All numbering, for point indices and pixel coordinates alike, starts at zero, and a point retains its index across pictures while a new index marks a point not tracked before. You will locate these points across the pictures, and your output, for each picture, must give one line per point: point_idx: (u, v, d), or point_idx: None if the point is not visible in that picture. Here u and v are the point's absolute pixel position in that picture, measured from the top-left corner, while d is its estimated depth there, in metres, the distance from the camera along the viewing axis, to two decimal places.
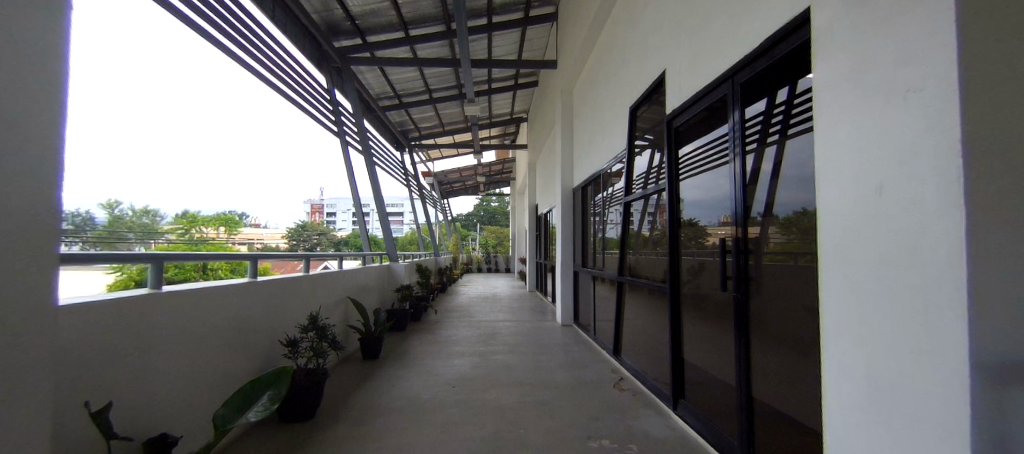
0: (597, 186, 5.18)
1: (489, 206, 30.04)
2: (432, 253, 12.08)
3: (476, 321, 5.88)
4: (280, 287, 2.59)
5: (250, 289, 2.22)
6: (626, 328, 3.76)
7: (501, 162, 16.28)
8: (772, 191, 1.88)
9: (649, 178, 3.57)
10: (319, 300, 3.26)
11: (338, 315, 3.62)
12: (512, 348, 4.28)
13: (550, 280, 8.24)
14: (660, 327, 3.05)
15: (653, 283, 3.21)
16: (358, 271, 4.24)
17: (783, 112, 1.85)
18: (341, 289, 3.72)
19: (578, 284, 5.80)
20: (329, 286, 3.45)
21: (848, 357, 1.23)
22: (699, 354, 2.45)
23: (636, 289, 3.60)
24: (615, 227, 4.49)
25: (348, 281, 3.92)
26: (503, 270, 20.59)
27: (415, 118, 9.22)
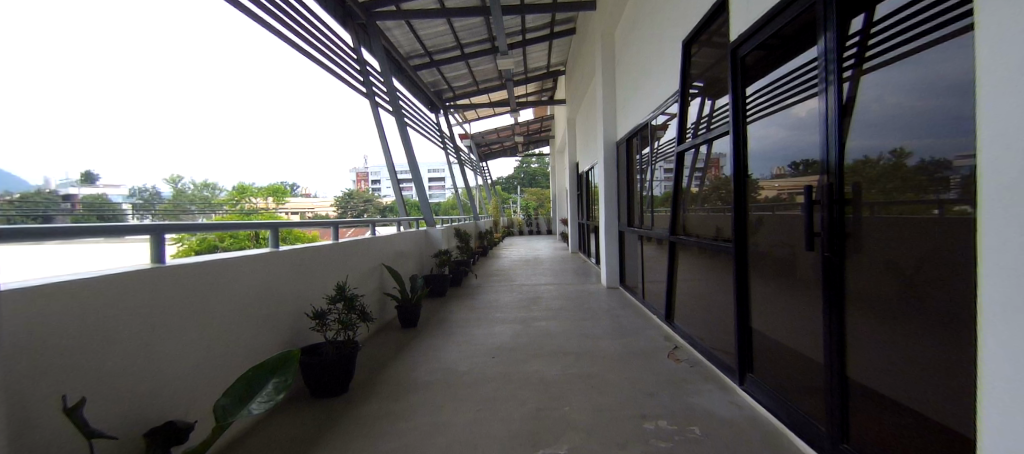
0: (642, 138, 4.68)
1: (528, 168, 29.47)
2: (472, 217, 12.03)
3: (517, 285, 5.74)
4: (296, 257, 2.50)
5: (253, 261, 2.12)
6: (678, 293, 3.42)
7: (539, 120, 15.62)
8: (841, 141, 1.54)
9: (704, 127, 3.07)
10: (351, 269, 3.19)
11: (372, 284, 3.55)
12: (554, 313, 4.08)
13: (593, 241, 7.88)
14: (720, 293, 2.69)
15: (708, 243, 2.80)
16: (392, 238, 4.14)
17: (856, 45, 1.48)
18: (373, 258, 3.62)
19: (623, 246, 5.43)
20: (359, 256, 3.35)
21: (1009, 337, 0.91)
22: (773, 326, 2.07)
23: (688, 252, 3.21)
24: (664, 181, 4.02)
25: (381, 249, 3.82)
26: (545, 231, 20.37)
27: (447, 77, 8.86)
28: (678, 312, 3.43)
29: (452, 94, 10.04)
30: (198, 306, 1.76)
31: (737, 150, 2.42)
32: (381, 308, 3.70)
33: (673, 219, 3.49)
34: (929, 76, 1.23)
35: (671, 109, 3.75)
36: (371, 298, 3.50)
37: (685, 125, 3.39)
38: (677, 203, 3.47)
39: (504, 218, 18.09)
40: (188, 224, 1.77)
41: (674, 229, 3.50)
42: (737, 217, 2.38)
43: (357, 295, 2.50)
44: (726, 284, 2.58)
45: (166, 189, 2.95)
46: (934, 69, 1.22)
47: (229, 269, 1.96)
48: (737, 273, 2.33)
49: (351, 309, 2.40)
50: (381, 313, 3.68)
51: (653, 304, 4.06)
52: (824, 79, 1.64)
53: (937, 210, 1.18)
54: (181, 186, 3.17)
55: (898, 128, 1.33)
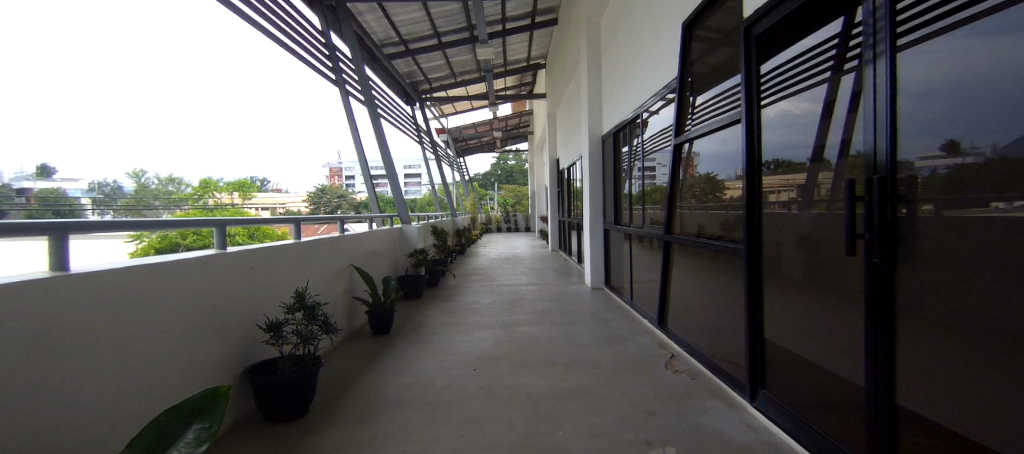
0: (630, 131, 4.47)
1: (505, 165, 29.18)
2: (449, 214, 11.64)
3: (498, 285, 5.45)
4: (252, 261, 2.11)
5: (205, 266, 1.77)
6: (672, 296, 3.23)
7: (518, 116, 15.33)
8: (891, 128, 1.31)
9: (705, 119, 2.83)
10: (315, 273, 2.80)
11: (339, 289, 3.15)
12: (541, 317, 3.82)
13: (575, 239, 7.67)
14: (726, 296, 2.49)
15: (710, 243, 2.60)
16: (362, 237, 3.74)
17: (835, 47, 1.61)
18: (340, 260, 3.22)
19: (609, 244, 5.22)
20: (323, 258, 2.94)
21: None
22: (800, 340, 1.85)
23: (684, 252, 3.00)
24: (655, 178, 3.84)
25: (349, 249, 3.42)
26: (523, 228, 20.17)
27: (424, 68, 8.44)
28: (673, 315, 3.23)
29: (428, 86, 9.61)
30: (121, 323, 1.38)
31: (748, 148, 2.21)
32: (348, 315, 3.30)
33: (669, 216, 3.28)
34: (953, 59, 1.16)
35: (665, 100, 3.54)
36: (337, 304, 3.11)
37: (683, 118, 3.16)
38: (674, 200, 3.25)
39: (481, 215, 17.74)
40: (103, 224, 1.42)
41: (670, 227, 3.29)
42: (750, 215, 2.18)
43: (320, 304, 2.13)
44: (733, 290, 2.39)
45: (128, 184, 2.61)
46: (956, 54, 1.16)
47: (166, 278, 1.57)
48: (749, 278, 2.16)
49: (313, 320, 2.04)
50: (347, 320, 3.28)
51: (644, 306, 3.87)
52: (870, 51, 1.40)
53: (949, 205, 1.16)
54: (147, 181, 2.84)
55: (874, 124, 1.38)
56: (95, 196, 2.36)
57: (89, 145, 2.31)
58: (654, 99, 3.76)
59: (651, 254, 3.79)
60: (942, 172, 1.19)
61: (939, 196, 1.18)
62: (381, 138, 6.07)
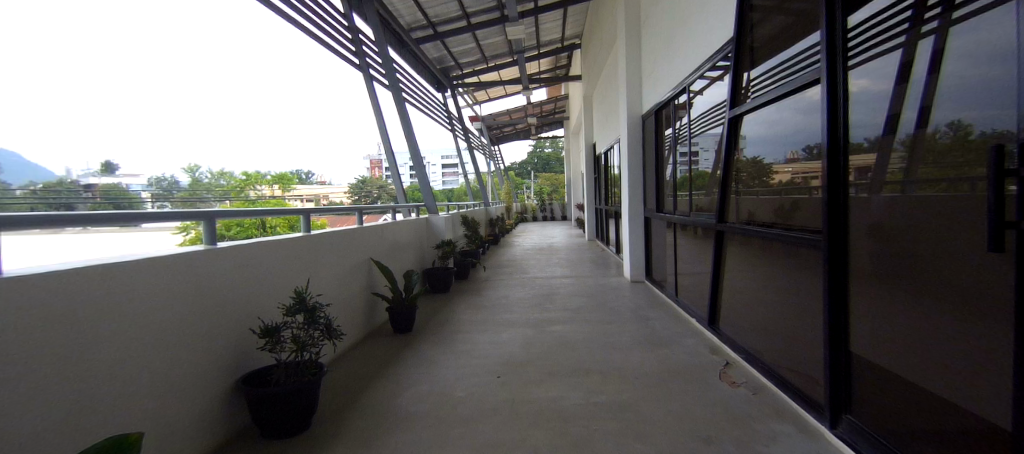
0: (676, 106, 3.93)
1: (541, 154, 28.64)
2: (482, 203, 11.44)
3: (529, 278, 5.13)
4: (237, 257, 1.87)
5: (168, 266, 1.49)
6: (726, 295, 2.77)
7: (553, 102, 14.79)
8: None
9: (769, 84, 2.30)
10: (323, 270, 2.59)
11: (353, 284, 2.94)
12: (574, 315, 3.47)
13: (613, 229, 7.18)
14: (798, 300, 2.02)
15: (768, 232, 2.16)
16: (382, 228, 3.53)
17: (910, 6, 1.30)
18: (353, 254, 3.00)
19: (650, 234, 4.74)
20: (333, 254, 2.72)
21: None
22: (915, 371, 1.36)
23: (741, 244, 2.54)
24: (707, 158, 3.32)
25: (365, 242, 3.20)
26: (559, 217, 19.76)
27: (454, 52, 8.16)
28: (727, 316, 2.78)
29: (459, 72, 9.35)
30: (101, 331, 1.22)
31: (830, 124, 1.64)
32: (364, 312, 3.10)
33: (722, 202, 2.79)
34: None
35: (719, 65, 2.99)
36: (351, 302, 2.89)
37: (739, 86, 2.63)
38: (727, 183, 2.77)
39: (516, 205, 17.46)
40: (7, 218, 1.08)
41: (723, 216, 2.81)
42: (831, 197, 1.62)
43: (322, 307, 1.99)
44: (807, 291, 1.92)
45: (185, 179, 2.93)
46: None
47: (116, 283, 1.29)
48: (828, 282, 1.61)
49: (312, 324, 1.89)
50: (362, 319, 3.05)
51: (691, 304, 3.43)
52: None
53: None
54: (199, 176, 3.16)
55: (960, 99, 1.13)
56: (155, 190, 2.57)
57: (122, 138, 2.24)
58: (704, 66, 3.21)
59: (700, 245, 3.32)
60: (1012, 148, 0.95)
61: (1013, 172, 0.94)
62: (405, 123, 5.77)
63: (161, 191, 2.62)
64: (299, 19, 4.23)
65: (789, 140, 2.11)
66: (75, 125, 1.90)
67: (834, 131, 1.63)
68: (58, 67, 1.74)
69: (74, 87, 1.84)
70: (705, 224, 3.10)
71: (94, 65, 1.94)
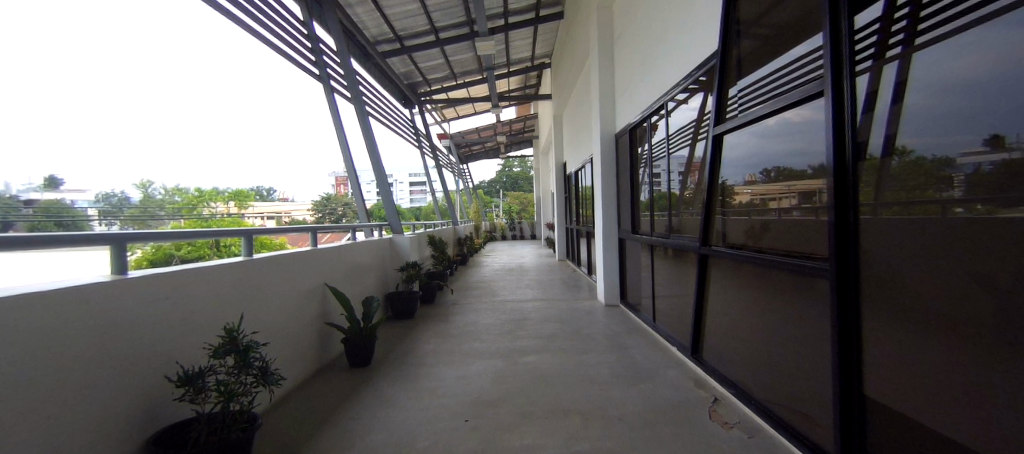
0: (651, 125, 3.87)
1: (510, 173, 28.73)
2: (451, 222, 11.15)
3: (500, 302, 4.89)
4: (154, 291, 1.50)
5: (49, 309, 1.13)
6: (711, 322, 2.66)
7: (522, 121, 14.88)
8: None
9: (756, 101, 2.23)
10: (274, 299, 2.24)
11: (304, 314, 2.58)
12: (550, 343, 3.27)
13: (585, 248, 7.10)
14: (795, 327, 1.91)
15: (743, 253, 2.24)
16: (340, 249, 3.20)
17: (875, 32, 1.38)
18: (305, 280, 2.65)
19: (624, 255, 4.65)
20: (283, 281, 2.36)
21: None
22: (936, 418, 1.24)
23: (729, 267, 2.44)
24: (684, 178, 3.25)
25: (320, 266, 2.86)
26: (528, 236, 19.71)
27: (422, 68, 8.02)
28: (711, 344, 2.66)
29: (428, 88, 9.18)
30: None
31: (836, 143, 1.53)
32: (317, 346, 2.73)
33: (707, 223, 2.71)
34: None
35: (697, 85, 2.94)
36: (301, 335, 2.52)
37: (724, 104, 2.58)
38: (712, 204, 2.69)
39: (485, 223, 17.24)
40: None
41: (707, 238, 2.72)
42: (840, 220, 1.52)
43: (259, 346, 1.61)
44: (809, 323, 1.81)
45: (136, 194, 2.76)
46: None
47: None
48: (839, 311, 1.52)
49: (244, 368, 1.52)
50: (314, 355, 2.68)
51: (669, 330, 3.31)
52: None
53: None
54: (153, 191, 2.96)
55: (921, 123, 1.25)
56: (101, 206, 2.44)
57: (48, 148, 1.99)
58: (682, 85, 3.15)
59: (678, 268, 3.23)
60: (980, 171, 1.08)
61: (990, 194, 1.05)
62: (369, 137, 5.46)
63: (109, 208, 2.51)
64: (254, 25, 3.93)
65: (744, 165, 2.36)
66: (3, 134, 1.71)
67: (845, 151, 1.51)
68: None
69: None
70: (686, 245, 3.00)
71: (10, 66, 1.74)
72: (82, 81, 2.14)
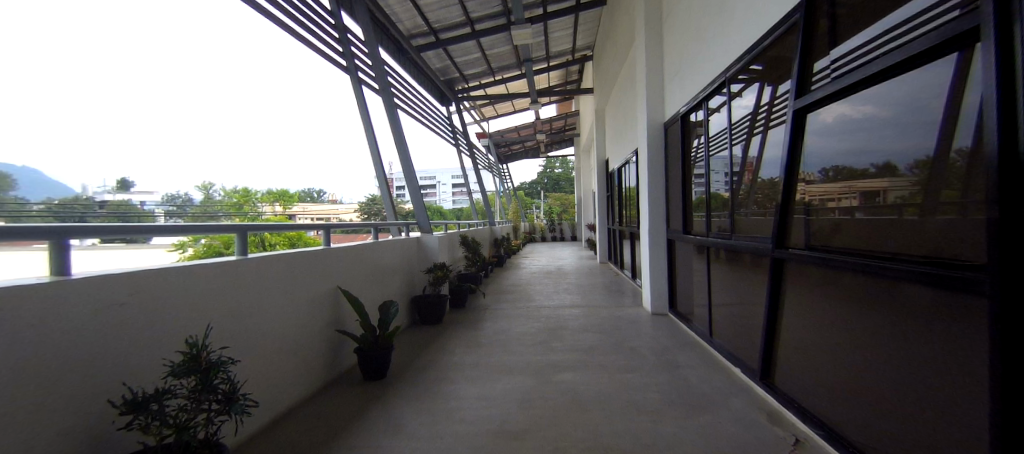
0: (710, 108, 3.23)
1: (551, 173, 28.21)
2: (487, 221, 10.91)
3: (533, 307, 4.50)
4: (74, 295, 1.20)
5: None
6: (786, 344, 2.08)
7: (564, 118, 14.41)
8: None
9: (849, 64, 1.64)
10: (257, 307, 1.96)
11: (300, 324, 2.30)
12: (586, 358, 2.82)
13: (628, 251, 6.53)
14: (925, 378, 1.31)
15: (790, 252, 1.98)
16: (351, 252, 2.92)
17: None
18: (305, 287, 2.38)
19: (674, 258, 4.09)
20: (273, 288, 2.09)
21: None
22: None
23: (814, 281, 1.84)
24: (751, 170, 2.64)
25: (325, 270, 2.60)
26: (569, 238, 19.17)
27: (458, 63, 7.83)
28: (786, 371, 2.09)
29: (464, 85, 9.02)
30: None
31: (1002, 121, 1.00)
32: (320, 357, 2.47)
33: (782, 225, 2.11)
34: None
35: (772, 51, 2.33)
36: (298, 346, 2.25)
37: (808, 73, 1.95)
38: (790, 201, 2.08)
39: (524, 224, 16.94)
40: None
41: (782, 240, 2.14)
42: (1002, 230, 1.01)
43: (226, 365, 1.45)
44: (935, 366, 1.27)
45: (196, 196, 2.99)
46: None
47: None
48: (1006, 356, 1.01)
49: (208, 391, 1.34)
50: (316, 370, 2.41)
51: (732, 348, 2.74)
52: None
53: None
54: (213, 193, 3.27)
55: None
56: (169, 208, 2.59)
57: (83, 152, 2.01)
58: (751, 54, 2.51)
59: (741, 275, 2.66)
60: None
61: None
62: (398, 132, 5.21)
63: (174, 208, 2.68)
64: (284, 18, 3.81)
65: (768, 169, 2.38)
66: (53, 141, 1.78)
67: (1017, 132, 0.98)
68: (45, 86, 1.69)
69: (52, 103, 1.74)
70: (754, 249, 2.41)
71: (57, 78, 1.78)
72: (106, 78, 2.06)
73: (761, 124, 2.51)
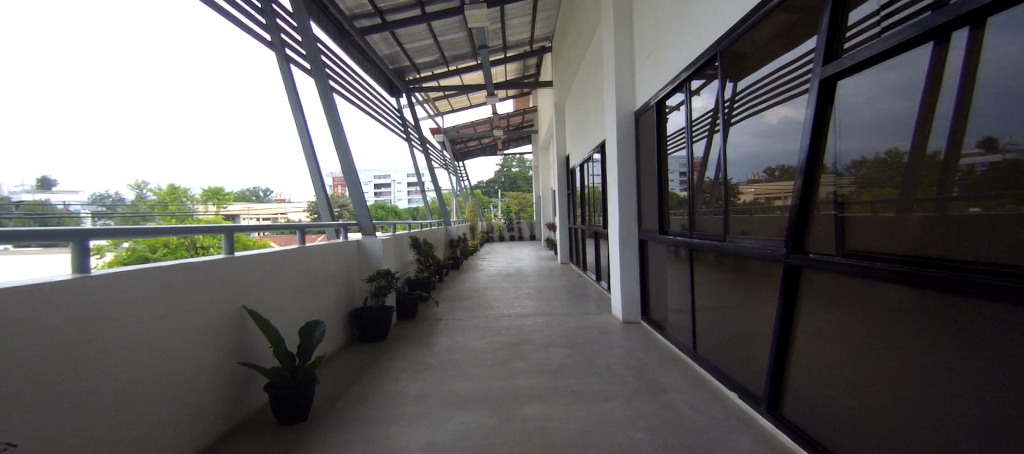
0: (692, 91, 2.88)
1: (508, 172, 27.90)
2: (443, 222, 10.31)
3: (493, 317, 4.06)
4: None
5: None
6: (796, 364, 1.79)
7: (521, 114, 14.09)
8: None
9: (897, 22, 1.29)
10: (77, 353, 1.30)
11: (167, 367, 1.63)
12: (557, 382, 2.42)
13: (592, 250, 6.25)
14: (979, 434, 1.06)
15: (762, 246, 2.02)
16: (252, 261, 2.22)
17: None
18: (178, 318, 1.70)
19: (646, 261, 3.80)
20: (114, 325, 1.43)
21: None
22: None
23: (847, 299, 1.49)
24: (739, 159, 2.32)
25: (210, 291, 1.89)
26: (527, 237, 18.95)
27: (409, 50, 7.21)
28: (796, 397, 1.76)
29: (415, 75, 8.40)
30: None
31: None
32: (211, 403, 1.85)
33: (799, 223, 1.73)
34: None
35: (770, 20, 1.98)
36: (161, 401, 1.59)
37: (842, 27, 1.54)
38: (811, 197, 1.70)
39: (481, 224, 16.46)
40: None
41: (799, 244, 1.75)
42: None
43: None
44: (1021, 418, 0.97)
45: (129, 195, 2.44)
46: None
47: None
48: None
49: None
50: (199, 425, 1.77)
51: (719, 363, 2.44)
52: None
53: None
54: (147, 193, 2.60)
55: None
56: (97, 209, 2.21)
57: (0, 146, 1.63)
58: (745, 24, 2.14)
59: (731, 280, 2.33)
60: (994, 171, 1.03)
61: None
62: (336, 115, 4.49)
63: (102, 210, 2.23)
64: None
65: (762, 158, 2.09)
66: None
67: None
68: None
69: None
70: (758, 253, 2.02)
71: None
72: None
73: (755, 105, 2.17)
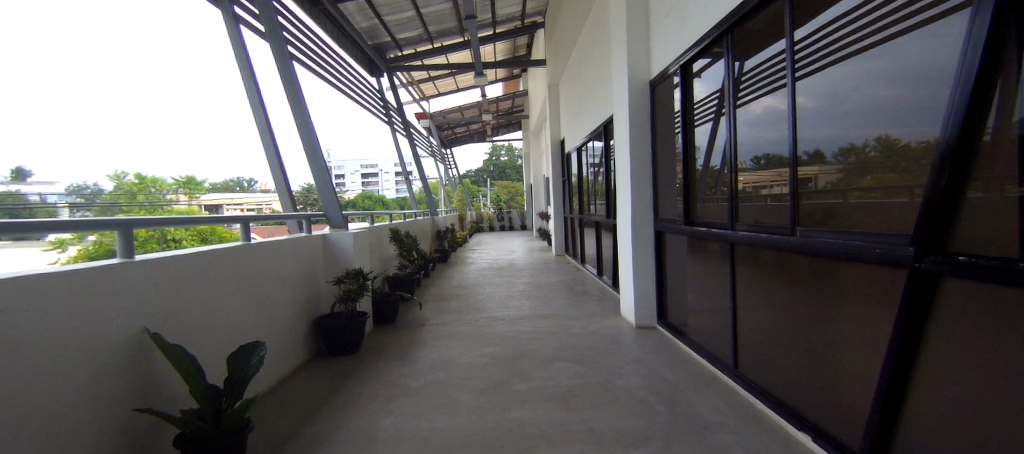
0: (732, 46, 2.25)
1: (497, 161, 27.17)
2: (429, 212, 9.70)
3: (485, 322, 3.53)
4: None
5: None
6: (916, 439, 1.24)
7: (510, 97, 13.43)
8: None
9: None
10: None
11: (31, 450, 1.07)
12: (569, 416, 1.92)
13: (592, 242, 5.75)
14: None
15: (838, 239, 1.51)
16: (154, 269, 1.54)
17: None
18: (39, 383, 1.10)
19: (663, 256, 3.32)
20: None
21: None
22: None
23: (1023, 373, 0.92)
24: (813, 134, 1.68)
25: (83, 334, 1.25)
26: (517, 227, 18.45)
27: (388, 23, 6.50)
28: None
29: (397, 52, 7.68)
30: None
31: None
32: None
33: (938, 216, 1.07)
34: None
35: None
36: None
37: None
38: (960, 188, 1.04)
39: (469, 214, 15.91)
40: None
41: (937, 241, 1.11)
42: None
43: None
44: None
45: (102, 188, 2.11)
46: None
47: None
48: None
49: None
50: None
51: (775, 386, 1.97)
52: None
53: None
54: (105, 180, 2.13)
55: None
56: (74, 200, 1.92)
57: None
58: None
59: (795, 284, 1.79)
60: None
61: None
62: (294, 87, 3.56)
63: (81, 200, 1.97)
64: None
65: (842, 124, 1.51)
66: None
67: None
68: None
69: None
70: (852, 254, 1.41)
71: None
72: None
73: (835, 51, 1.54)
